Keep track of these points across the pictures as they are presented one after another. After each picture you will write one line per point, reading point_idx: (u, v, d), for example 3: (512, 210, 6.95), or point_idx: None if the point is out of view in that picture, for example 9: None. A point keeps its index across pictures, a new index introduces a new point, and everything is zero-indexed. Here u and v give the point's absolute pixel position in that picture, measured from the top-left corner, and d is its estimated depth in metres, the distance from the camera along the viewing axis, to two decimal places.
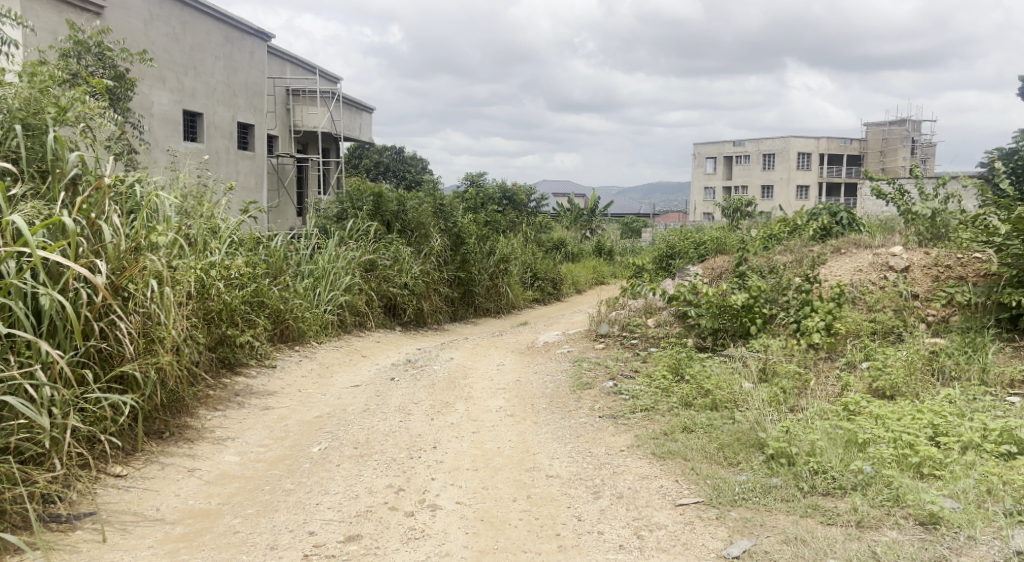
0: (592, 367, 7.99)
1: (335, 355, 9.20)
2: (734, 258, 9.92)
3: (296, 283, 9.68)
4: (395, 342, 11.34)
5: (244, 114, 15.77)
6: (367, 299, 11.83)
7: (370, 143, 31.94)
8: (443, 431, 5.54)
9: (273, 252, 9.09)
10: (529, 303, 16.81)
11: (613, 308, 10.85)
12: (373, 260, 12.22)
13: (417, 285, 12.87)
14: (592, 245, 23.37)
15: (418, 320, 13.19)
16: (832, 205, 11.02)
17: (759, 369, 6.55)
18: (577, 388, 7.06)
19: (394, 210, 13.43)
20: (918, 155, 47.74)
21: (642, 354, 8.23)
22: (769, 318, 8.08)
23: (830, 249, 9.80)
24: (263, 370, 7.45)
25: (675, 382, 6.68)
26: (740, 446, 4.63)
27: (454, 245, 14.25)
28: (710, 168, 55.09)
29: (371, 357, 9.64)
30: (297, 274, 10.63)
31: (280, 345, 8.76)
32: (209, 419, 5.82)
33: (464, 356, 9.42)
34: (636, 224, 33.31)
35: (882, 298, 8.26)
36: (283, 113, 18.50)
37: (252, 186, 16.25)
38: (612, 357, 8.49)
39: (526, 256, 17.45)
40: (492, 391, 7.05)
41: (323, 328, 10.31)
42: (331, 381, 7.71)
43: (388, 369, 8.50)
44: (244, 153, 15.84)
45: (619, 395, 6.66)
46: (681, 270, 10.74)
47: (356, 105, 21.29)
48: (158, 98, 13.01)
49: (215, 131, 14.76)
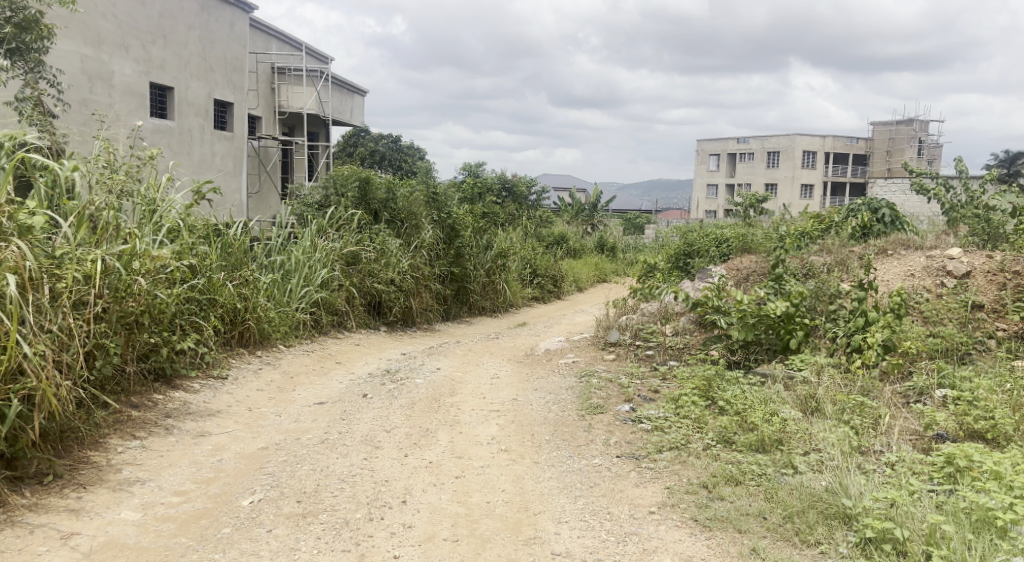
0: (603, 385, 6.76)
1: (304, 364, 7.94)
2: (762, 259, 8.74)
3: (263, 277, 8.45)
4: (377, 345, 10.12)
5: (221, 91, 14.47)
6: (347, 296, 10.59)
7: (364, 131, 30.56)
8: (417, 477, 4.29)
9: (233, 242, 7.84)
10: (528, 302, 15.57)
11: (622, 314, 9.59)
12: (356, 252, 10.98)
13: (405, 281, 11.60)
14: (594, 241, 22.12)
15: (406, 320, 11.90)
16: (871, 200, 9.73)
17: (810, 397, 5.36)
18: (586, 413, 5.85)
19: (381, 198, 12.18)
20: (926, 156, 46.63)
21: (661, 370, 7.00)
22: (812, 330, 6.90)
23: (874, 249, 8.58)
24: (209, 383, 6.20)
25: (708, 410, 5.48)
26: (818, 517, 3.49)
27: (448, 238, 13.03)
28: (714, 165, 53.75)
29: (346, 365, 8.38)
30: (266, 267, 9.37)
31: (238, 351, 7.51)
32: (123, 449, 4.58)
33: (454, 365, 8.15)
34: (640, 220, 32.05)
35: (942, 307, 6.96)
36: (266, 93, 17.23)
37: (230, 170, 14.98)
38: (625, 371, 7.25)
39: (524, 252, 16.22)
40: (483, 416, 5.79)
41: (292, 328, 9.05)
42: (294, 398, 6.48)
43: (362, 381, 7.23)
44: (221, 134, 14.56)
45: (638, 424, 5.46)
46: (702, 271, 9.49)
47: (348, 87, 20.00)
48: (120, 68, 11.73)
49: (188, 107, 13.49)
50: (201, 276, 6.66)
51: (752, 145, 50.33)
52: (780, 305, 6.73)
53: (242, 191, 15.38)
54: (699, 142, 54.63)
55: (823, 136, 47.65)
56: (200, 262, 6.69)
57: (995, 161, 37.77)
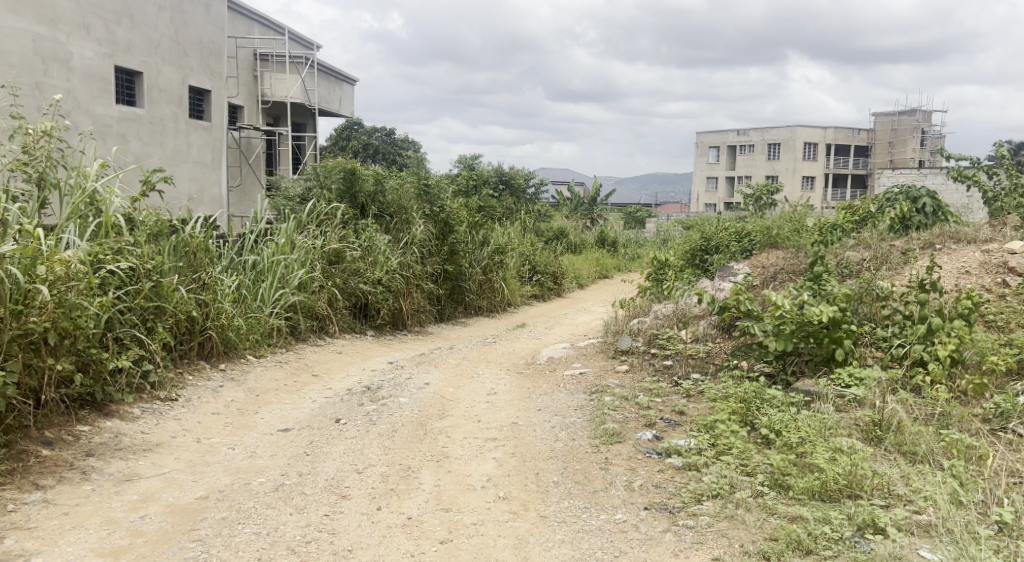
0: (618, 405, 5.79)
1: (272, 381, 6.95)
2: (793, 258, 7.79)
3: (229, 279, 7.49)
4: (360, 352, 9.14)
5: (198, 78, 13.45)
6: (329, 298, 9.61)
7: (356, 123, 29.53)
8: (390, 545, 3.41)
9: (191, 240, 6.78)
10: (528, 301, 14.58)
11: (633, 319, 8.63)
12: (339, 250, 9.99)
13: (393, 281, 10.59)
14: (595, 235, 21.10)
15: (395, 322, 10.88)
16: (910, 188, 8.72)
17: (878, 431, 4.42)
18: (602, 443, 4.89)
19: (368, 191, 11.23)
20: (929, 146, 45.75)
21: (685, 386, 6.04)
22: (860, 338, 5.95)
23: (919, 243, 7.61)
24: (152, 408, 5.22)
25: (752, 442, 4.53)
26: None
27: (441, 234, 12.05)
28: (714, 157, 52.73)
29: (323, 379, 7.39)
30: (235, 267, 8.38)
31: (195, 367, 6.54)
32: (17, 505, 3.64)
33: (444, 378, 7.15)
34: (641, 214, 31.08)
35: (1012, 311, 6.00)
36: (248, 80, 16.21)
37: (208, 163, 13.97)
38: (643, 386, 6.29)
39: (522, 247, 15.24)
40: (477, 449, 4.83)
41: (264, 336, 8.08)
42: (254, 424, 5.50)
43: (339, 400, 6.24)
44: (196, 123, 13.55)
45: (665, 459, 4.50)
46: (722, 268, 8.53)
47: (336, 75, 18.96)
48: (79, 49, 10.72)
49: (159, 94, 12.47)
50: (144, 280, 5.66)
51: (753, 137, 49.36)
52: (823, 310, 5.79)
53: (220, 184, 14.39)
54: (699, 135, 53.65)
55: (825, 127, 46.70)
56: (144, 264, 5.69)
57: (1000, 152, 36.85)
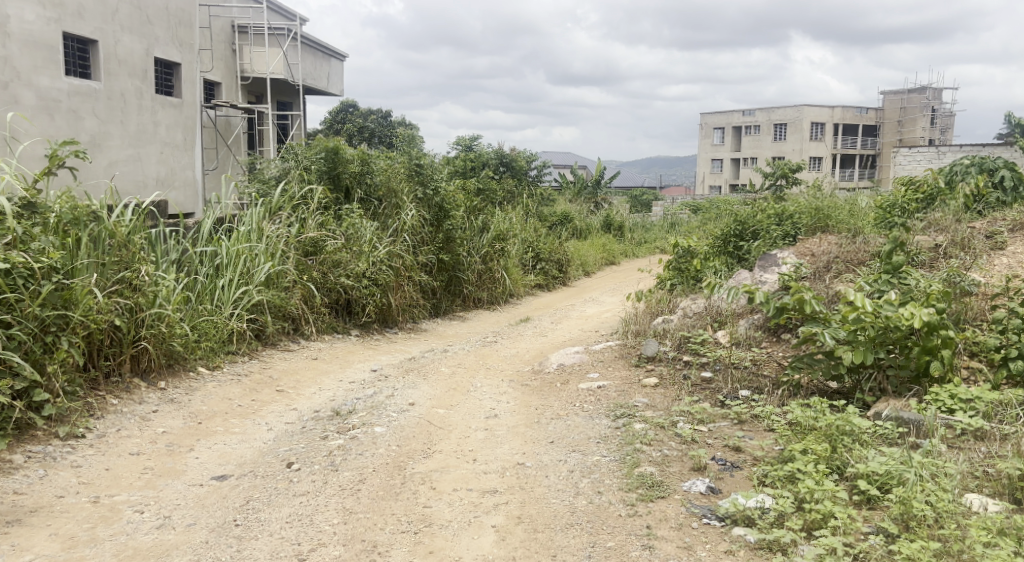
0: (653, 436, 4.52)
1: (223, 402, 5.69)
2: (853, 251, 6.53)
3: (179, 283, 6.44)
4: (341, 358, 7.86)
5: (165, 49, 12.12)
6: (304, 294, 8.32)
7: (350, 105, 28.27)
8: None
9: (119, 232, 5.50)
10: (531, 291, 13.30)
11: (658, 318, 7.36)
12: (317, 239, 8.75)
13: (380, 273, 9.27)
14: (600, 219, 19.75)
15: (384, 319, 9.52)
16: (983, 161, 7.42)
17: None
18: (639, 500, 3.65)
19: (354, 171, 9.97)
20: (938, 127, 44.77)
21: (736, 410, 4.77)
22: (959, 349, 4.69)
23: (1007, 225, 6.30)
24: (41, 455, 4.02)
25: (851, 505, 3.30)
26: None
27: (436, 219, 10.78)
28: (719, 138, 51.25)
29: (288, 397, 6.15)
30: (188, 261, 7.13)
31: (126, 387, 5.29)
32: None
33: (434, 396, 5.88)
34: (646, 197, 29.68)
35: None
36: (225, 54, 14.88)
37: (179, 144, 12.66)
38: (680, 407, 5.02)
39: (524, 233, 13.95)
40: (470, 511, 3.59)
41: (220, 343, 6.84)
42: (183, 468, 4.22)
43: (300, 431, 4.99)
44: (165, 100, 12.24)
45: (732, 530, 3.28)
46: (764, 257, 7.24)
47: (323, 51, 17.62)
48: (19, 11, 9.44)
49: (118, 66, 11.15)
50: (43, 282, 4.51)
51: (758, 117, 47.91)
52: (915, 312, 4.56)
53: (195, 167, 13.12)
54: (704, 116, 52.25)
55: (833, 106, 44.68)
56: (41, 261, 4.51)
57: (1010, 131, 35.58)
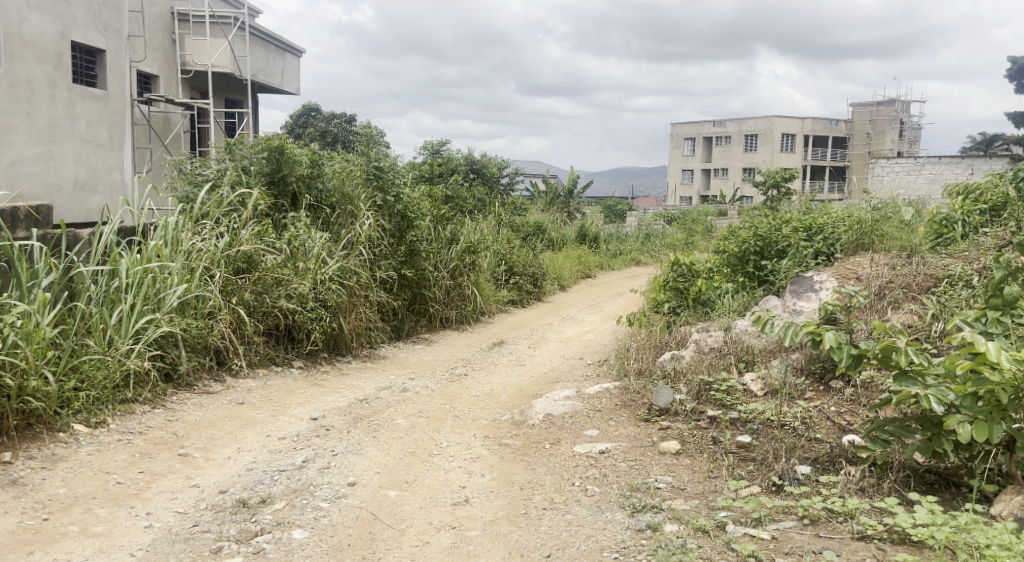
0: (697, 551, 3.14)
1: (95, 480, 4.19)
2: (914, 281, 5.25)
3: (54, 319, 5.00)
4: (280, 400, 6.36)
5: (85, 32, 10.52)
6: (233, 321, 6.81)
7: (312, 109, 26.59)
8: None
9: None
10: (503, 308, 11.88)
11: (665, 354, 5.89)
12: (252, 254, 7.24)
13: (331, 293, 7.74)
14: (575, 230, 18.38)
15: (335, 346, 8.00)
16: None
17: None
18: None
19: (302, 174, 8.43)
20: (905, 140, 44.62)
21: (808, 505, 3.39)
22: None
23: None
24: None
25: None
26: None
27: (398, 230, 9.31)
28: (691, 148, 50.39)
29: (191, 464, 4.66)
30: (76, 284, 5.62)
31: None
32: None
33: (385, 466, 4.43)
34: (620, 208, 28.49)
35: None
36: (163, 44, 13.30)
37: (103, 141, 11.04)
38: (723, 496, 3.63)
39: (496, 244, 12.50)
40: None
41: (112, 391, 5.31)
42: None
43: (192, 534, 3.54)
44: (86, 90, 10.63)
45: None
46: (797, 279, 5.91)
47: (276, 44, 16.04)
48: None
49: (25, 48, 9.55)
50: None
51: (729, 128, 47.05)
52: None
53: (124, 168, 11.51)
54: (675, 126, 51.39)
55: (803, 118, 44.05)
56: None
57: (980, 144, 35.14)
